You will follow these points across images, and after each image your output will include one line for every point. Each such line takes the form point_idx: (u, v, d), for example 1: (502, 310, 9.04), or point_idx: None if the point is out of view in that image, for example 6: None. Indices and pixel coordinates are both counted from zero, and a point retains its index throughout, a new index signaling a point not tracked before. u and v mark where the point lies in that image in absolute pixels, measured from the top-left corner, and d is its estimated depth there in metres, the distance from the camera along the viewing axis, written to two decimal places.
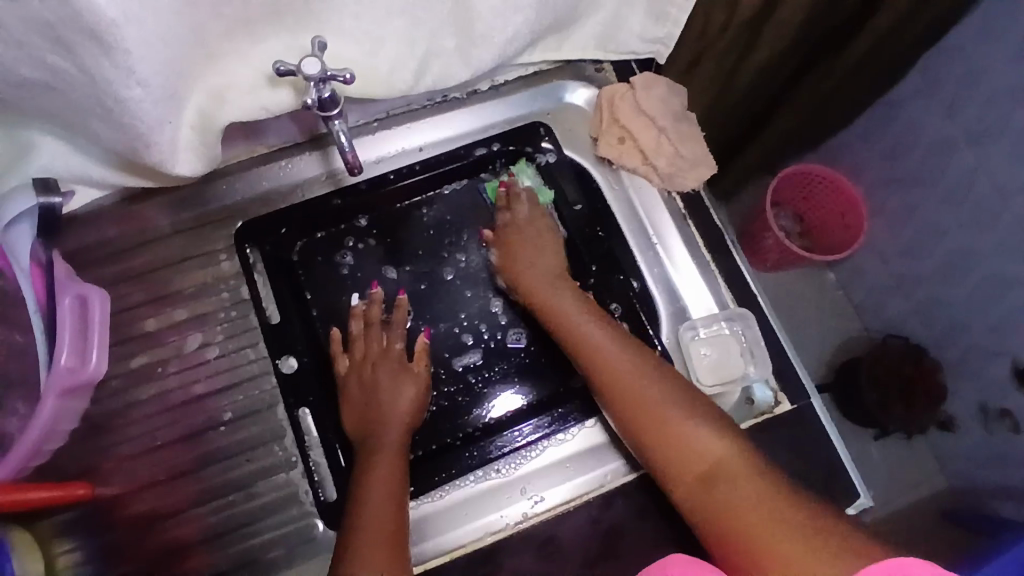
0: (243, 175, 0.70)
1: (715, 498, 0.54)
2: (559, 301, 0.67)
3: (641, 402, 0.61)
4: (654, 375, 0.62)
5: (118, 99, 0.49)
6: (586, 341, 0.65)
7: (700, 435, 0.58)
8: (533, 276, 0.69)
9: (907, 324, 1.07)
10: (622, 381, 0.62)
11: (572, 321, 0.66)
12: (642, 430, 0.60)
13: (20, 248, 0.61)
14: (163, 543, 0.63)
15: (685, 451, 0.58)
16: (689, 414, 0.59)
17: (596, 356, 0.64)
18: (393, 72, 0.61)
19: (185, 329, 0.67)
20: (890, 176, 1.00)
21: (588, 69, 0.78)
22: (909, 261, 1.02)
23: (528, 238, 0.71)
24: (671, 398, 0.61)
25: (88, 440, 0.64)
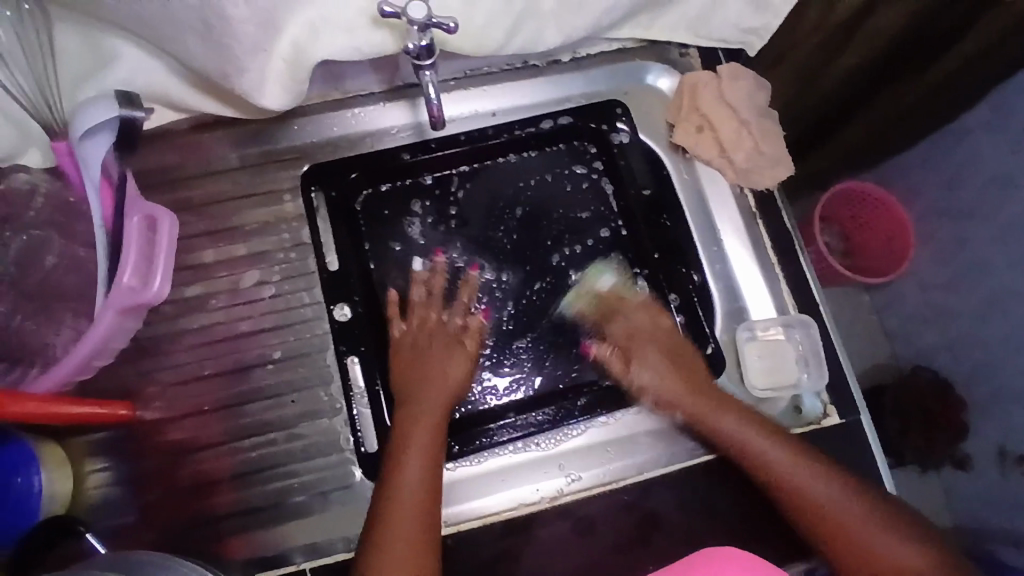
0: (317, 118, 0.70)
1: None
2: (704, 400, 0.64)
3: (812, 503, 0.59)
4: (818, 470, 0.60)
5: (223, 18, 0.50)
6: (751, 440, 0.61)
7: (881, 541, 0.57)
8: (659, 368, 0.65)
9: (937, 358, 1.05)
10: (797, 488, 0.59)
11: (732, 421, 0.63)
12: (811, 528, 0.59)
13: (92, 160, 0.58)
14: (197, 472, 0.63)
15: (867, 560, 0.57)
16: (866, 517, 0.58)
17: (765, 464, 0.61)
18: (487, 28, 0.60)
19: (242, 265, 0.67)
20: (945, 205, 0.97)
21: (673, 53, 0.76)
22: (948, 293, 1.00)
23: (638, 342, 0.66)
24: (841, 502, 0.59)
25: (134, 362, 0.64)
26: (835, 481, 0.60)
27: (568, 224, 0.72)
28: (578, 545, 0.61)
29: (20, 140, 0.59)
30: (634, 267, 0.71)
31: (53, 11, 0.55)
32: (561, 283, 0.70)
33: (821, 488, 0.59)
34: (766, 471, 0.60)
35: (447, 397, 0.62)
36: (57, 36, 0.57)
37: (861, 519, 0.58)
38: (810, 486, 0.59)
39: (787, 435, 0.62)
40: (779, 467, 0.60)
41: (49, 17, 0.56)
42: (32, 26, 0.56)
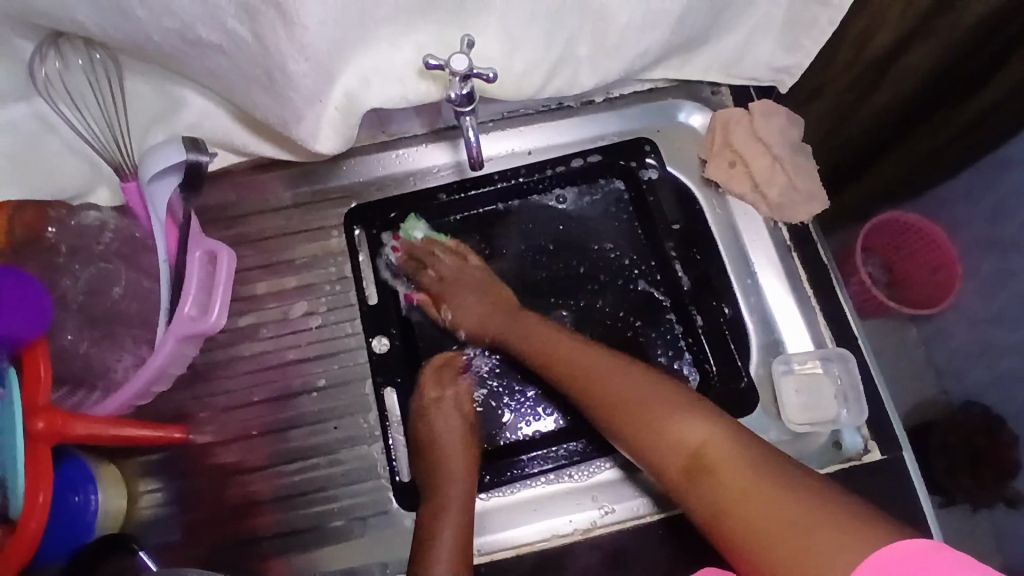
0: (364, 158, 0.73)
1: (715, 491, 0.52)
2: (512, 322, 0.67)
3: (608, 399, 0.60)
4: (625, 371, 0.61)
5: (284, 72, 0.53)
6: (550, 342, 0.65)
7: (678, 421, 0.56)
8: (472, 311, 0.69)
9: (990, 395, 1.01)
10: (589, 382, 0.61)
11: (536, 335, 0.66)
12: (624, 430, 0.59)
13: (159, 201, 0.62)
14: (243, 494, 0.66)
15: (677, 445, 0.55)
16: (663, 400, 0.58)
17: (562, 366, 0.63)
18: (526, 74, 0.63)
19: (291, 296, 0.71)
20: (996, 239, 0.94)
21: (705, 91, 0.78)
22: (1001, 329, 0.97)
23: (451, 289, 0.70)
24: (643, 394, 0.59)
25: (188, 388, 0.68)
26: (629, 378, 0.60)
27: (609, 260, 0.73)
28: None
29: (90, 177, 0.64)
30: (665, 302, 0.72)
31: (123, 61, 0.59)
32: (592, 319, 0.72)
33: (625, 385, 0.60)
34: (566, 373, 0.63)
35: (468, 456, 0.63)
36: (126, 83, 0.61)
37: (668, 407, 0.57)
38: (606, 385, 0.60)
39: (590, 343, 0.64)
40: (578, 367, 0.62)
41: (118, 67, 0.60)
42: (103, 73, 0.60)
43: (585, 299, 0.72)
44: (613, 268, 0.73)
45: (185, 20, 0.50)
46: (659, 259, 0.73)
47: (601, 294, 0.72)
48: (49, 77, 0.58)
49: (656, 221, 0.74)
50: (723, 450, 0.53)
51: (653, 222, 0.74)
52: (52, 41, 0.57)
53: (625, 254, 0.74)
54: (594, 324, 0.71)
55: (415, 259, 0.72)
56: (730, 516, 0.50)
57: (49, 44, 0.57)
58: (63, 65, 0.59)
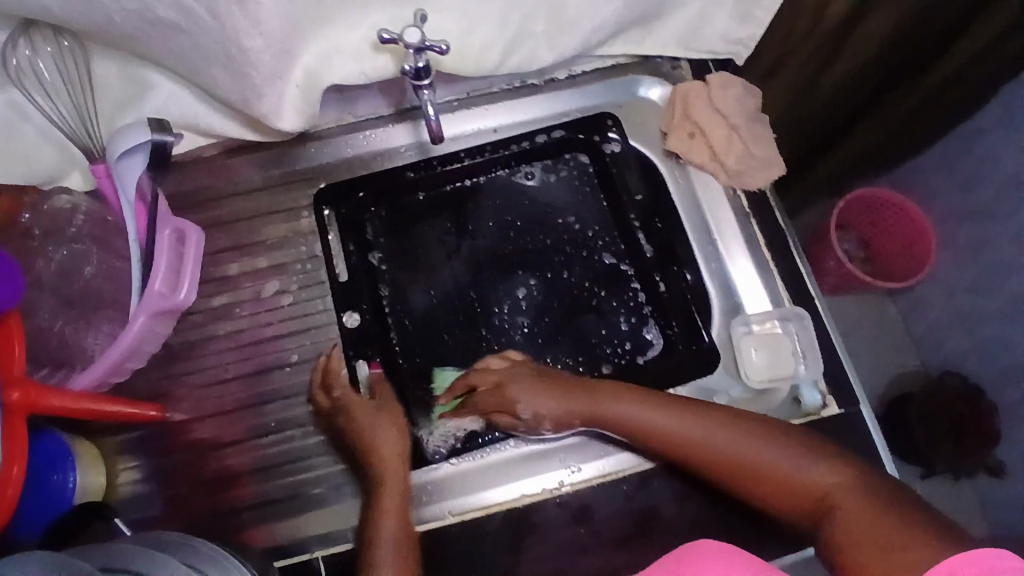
0: (331, 140, 0.75)
1: (836, 535, 0.54)
2: (589, 397, 0.65)
3: (726, 462, 0.60)
4: (729, 426, 0.61)
5: (241, 48, 0.54)
6: (636, 412, 0.63)
7: (795, 467, 0.59)
8: (542, 396, 0.65)
9: (966, 363, 1.03)
10: (702, 452, 0.61)
11: (627, 409, 0.64)
12: (740, 487, 0.60)
13: (128, 181, 0.64)
14: (220, 468, 0.68)
15: (802, 493, 0.58)
16: (776, 450, 0.60)
17: (661, 437, 0.62)
18: (484, 50, 0.65)
19: (263, 276, 0.72)
20: (965, 208, 0.96)
21: (665, 66, 0.79)
22: (974, 297, 0.98)
23: (508, 391, 0.66)
24: (752, 447, 0.60)
25: (164, 367, 0.70)
26: (733, 433, 0.61)
27: (574, 230, 0.75)
28: (578, 535, 0.63)
29: (63, 162, 0.66)
30: (630, 271, 0.74)
31: (90, 46, 0.62)
32: (559, 290, 0.73)
33: (737, 445, 0.60)
34: (673, 447, 0.62)
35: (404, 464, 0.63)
36: (95, 67, 0.63)
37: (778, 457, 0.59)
38: (720, 449, 0.61)
39: (682, 405, 0.63)
40: (675, 435, 0.62)
41: (87, 53, 0.62)
42: (72, 60, 0.62)
43: (552, 270, 0.74)
44: (579, 239, 0.75)
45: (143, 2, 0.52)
46: (624, 229, 0.75)
47: (566, 266, 0.74)
48: (21, 65, 0.60)
49: (619, 193, 0.76)
50: (846, 497, 0.56)
51: (618, 193, 0.76)
52: (22, 28, 0.59)
53: (589, 226, 0.76)
54: (560, 294, 0.73)
55: (462, 384, 0.68)
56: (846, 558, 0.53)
57: (20, 32, 0.59)
58: (34, 54, 0.60)
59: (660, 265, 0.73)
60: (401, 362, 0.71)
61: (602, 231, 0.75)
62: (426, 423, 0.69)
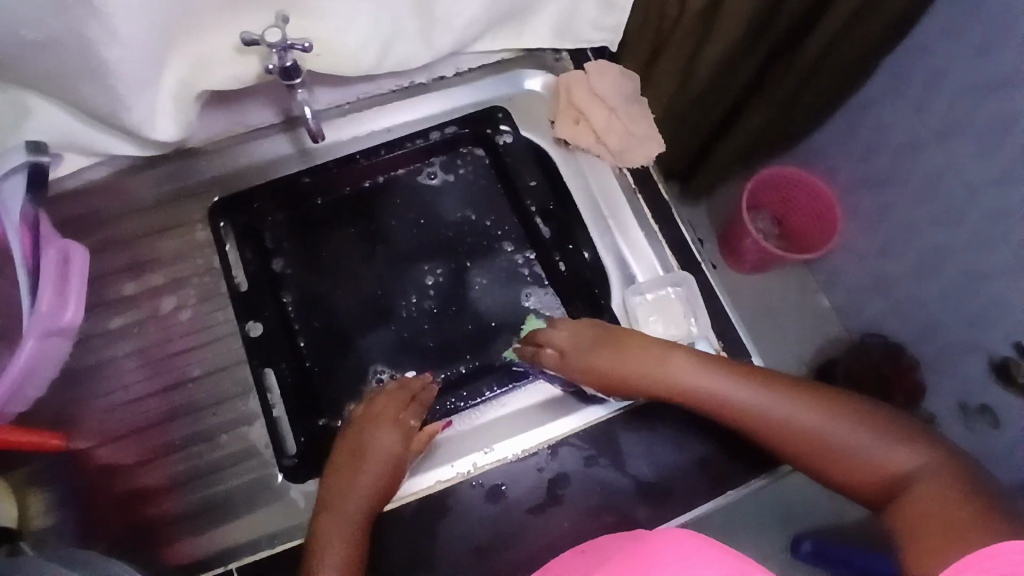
0: (222, 151, 0.75)
1: (903, 506, 0.57)
2: (721, 369, 0.66)
3: (798, 435, 0.62)
4: (815, 407, 0.63)
5: (101, 61, 0.56)
6: (717, 389, 0.65)
7: (862, 447, 0.61)
8: (610, 359, 0.67)
9: (884, 324, 1.06)
10: (774, 425, 0.63)
11: (701, 376, 0.65)
12: (807, 459, 0.62)
13: (10, 205, 0.65)
14: (130, 490, 0.66)
15: (872, 469, 0.60)
16: (851, 432, 0.62)
17: (754, 412, 0.64)
18: (358, 52, 0.67)
19: (162, 292, 0.72)
20: (863, 176, 0.99)
21: (549, 58, 0.82)
22: (884, 261, 1.02)
23: (577, 355, 0.68)
24: (829, 424, 0.62)
25: (63, 394, 0.68)
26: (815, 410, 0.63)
27: (471, 220, 0.77)
28: (493, 513, 0.65)
29: None
30: (533, 256, 0.76)
31: None
32: (460, 279, 0.75)
33: (810, 420, 0.62)
34: (742, 415, 0.64)
35: (376, 489, 0.63)
36: None
37: (845, 436, 0.62)
38: (794, 421, 0.63)
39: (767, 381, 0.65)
40: (757, 408, 0.64)
41: None
42: None
43: (456, 261, 0.75)
44: (479, 228, 0.77)
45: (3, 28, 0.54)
46: (522, 216, 0.77)
47: (470, 257, 0.76)
48: None
49: (515, 181, 0.78)
50: (921, 475, 0.58)
51: (512, 181, 0.78)
52: None
53: (487, 216, 0.78)
54: (464, 283, 0.75)
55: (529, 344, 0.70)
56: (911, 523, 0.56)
57: None
58: None
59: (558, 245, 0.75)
60: (309, 364, 0.71)
61: (498, 218, 0.78)
62: (338, 420, 0.70)
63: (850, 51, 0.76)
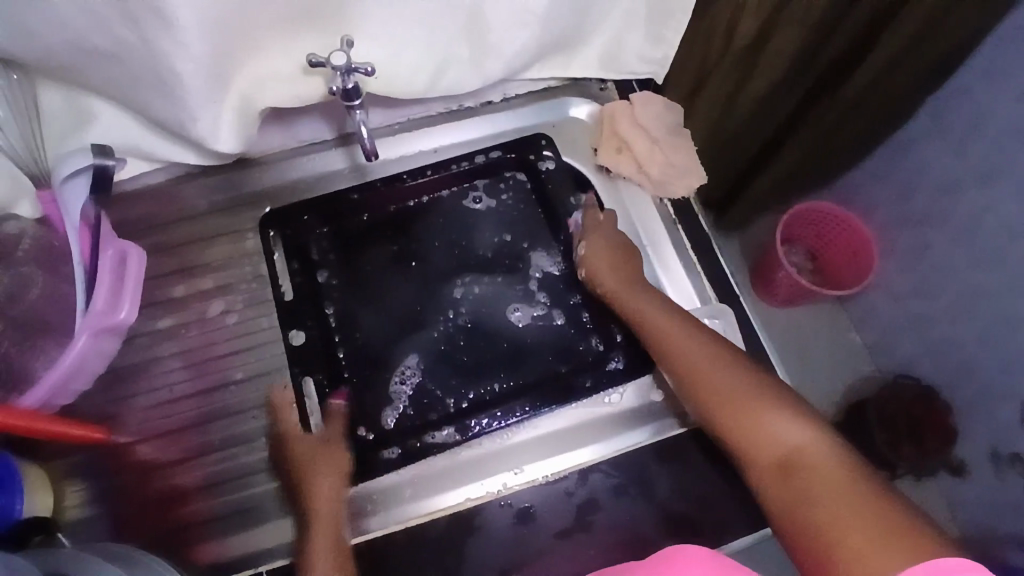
0: (275, 163, 0.78)
1: (797, 491, 0.55)
2: (672, 322, 0.68)
3: (716, 391, 0.63)
4: (745, 375, 0.63)
5: (172, 70, 0.58)
6: (672, 333, 0.67)
7: (782, 422, 0.59)
8: (601, 260, 0.72)
9: (918, 366, 1.04)
10: (700, 375, 0.64)
11: (658, 317, 0.69)
12: (725, 420, 0.62)
13: (73, 206, 0.67)
14: (165, 487, 0.68)
15: (774, 444, 0.58)
16: (765, 404, 0.61)
17: (687, 361, 0.66)
18: (411, 76, 0.69)
19: (209, 296, 0.74)
20: (900, 216, 0.99)
21: (593, 88, 0.84)
22: (920, 302, 1.01)
23: (603, 233, 0.74)
24: (752, 391, 0.62)
25: (109, 389, 0.70)
26: (746, 378, 0.63)
27: (510, 243, 0.78)
28: (519, 535, 0.65)
29: (11, 192, 0.66)
30: (573, 282, 0.76)
31: (38, 79, 0.65)
32: (500, 296, 0.75)
33: (733, 384, 0.63)
34: (674, 361, 0.66)
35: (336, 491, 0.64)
36: (41, 98, 0.66)
37: (762, 406, 0.61)
38: (721, 380, 0.63)
39: (710, 343, 0.66)
40: (691, 358, 0.65)
41: (35, 86, 0.66)
42: (20, 93, 0.66)
43: (494, 280, 0.76)
44: (521, 252, 0.77)
45: (78, 32, 0.56)
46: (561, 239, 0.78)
47: (510, 276, 0.76)
48: None
49: (559, 204, 0.79)
50: (824, 460, 0.56)
51: (556, 204, 0.79)
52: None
53: (526, 240, 0.78)
54: (500, 304, 0.75)
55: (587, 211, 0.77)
56: (806, 508, 0.53)
57: None
58: None
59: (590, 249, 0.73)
60: (343, 378, 0.71)
61: (536, 241, 0.78)
62: (372, 434, 0.69)
63: (895, 89, 0.76)
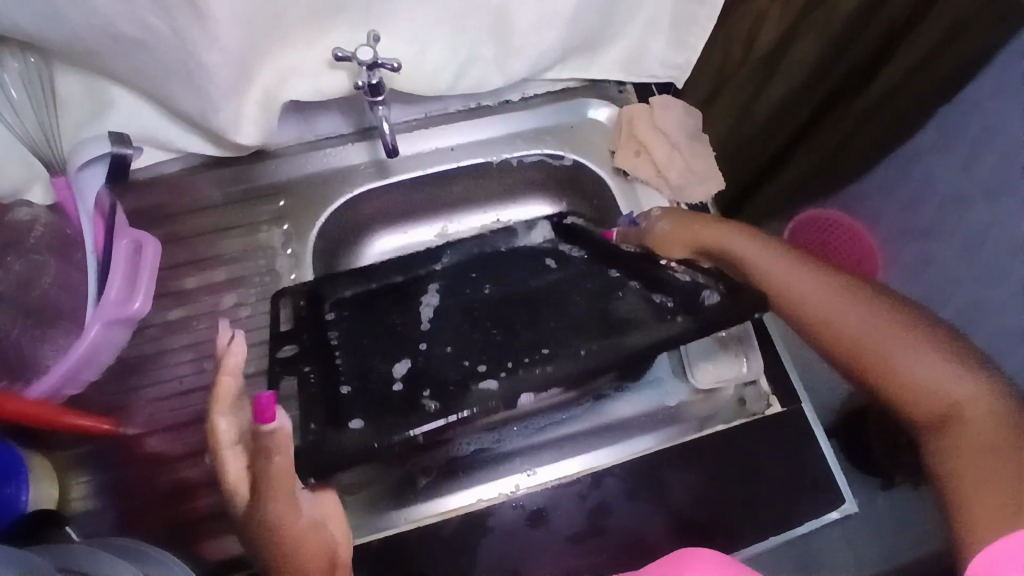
0: (291, 157, 0.77)
1: (957, 443, 0.55)
2: (788, 265, 0.64)
3: (854, 339, 0.60)
4: (880, 317, 0.60)
5: (200, 63, 0.58)
6: (795, 278, 0.63)
7: (930, 369, 0.58)
8: (682, 229, 0.72)
9: None
10: (832, 322, 0.61)
11: (774, 263, 0.64)
12: (864, 369, 0.60)
13: (87, 190, 0.67)
14: (174, 481, 0.67)
15: (924, 393, 0.57)
16: (908, 347, 0.58)
17: (815, 310, 0.61)
18: (435, 73, 0.69)
19: (221, 289, 0.73)
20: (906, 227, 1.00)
21: (612, 90, 0.83)
22: None
23: (671, 216, 0.74)
24: (895, 332, 0.59)
25: (118, 381, 0.70)
26: (884, 317, 0.60)
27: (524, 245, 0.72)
28: (532, 537, 0.64)
29: (24, 178, 0.66)
30: (604, 266, 0.67)
31: (55, 62, 0.63)
32: (527, 274, 0.66)
33: (869, 327, 0.60)
34: (802, 310, 0.62)
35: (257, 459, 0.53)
36: (59, 84, 0.64)
37: (907, 351, 0.58)
38: (856, 325, 0.60)
39: (836, 279, 0.63)
40: (820, 306, 0.61)
41: (52, 70, 0.64)
42: (38, 76, 0.64)
43: (513, 264, 0.69)
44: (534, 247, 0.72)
45: (106, 17, 0.54)
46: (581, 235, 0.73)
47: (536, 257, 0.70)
48: None
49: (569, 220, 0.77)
50: (984, 411, 0.55)
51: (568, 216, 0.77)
52: None
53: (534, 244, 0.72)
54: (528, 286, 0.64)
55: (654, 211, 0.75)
56: (961, 466, 0.54)
57: None
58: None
59: (654, 230, 0.73)
60: (340, 380, 0.58)
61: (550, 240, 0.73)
62: (365, 425, 0.53)
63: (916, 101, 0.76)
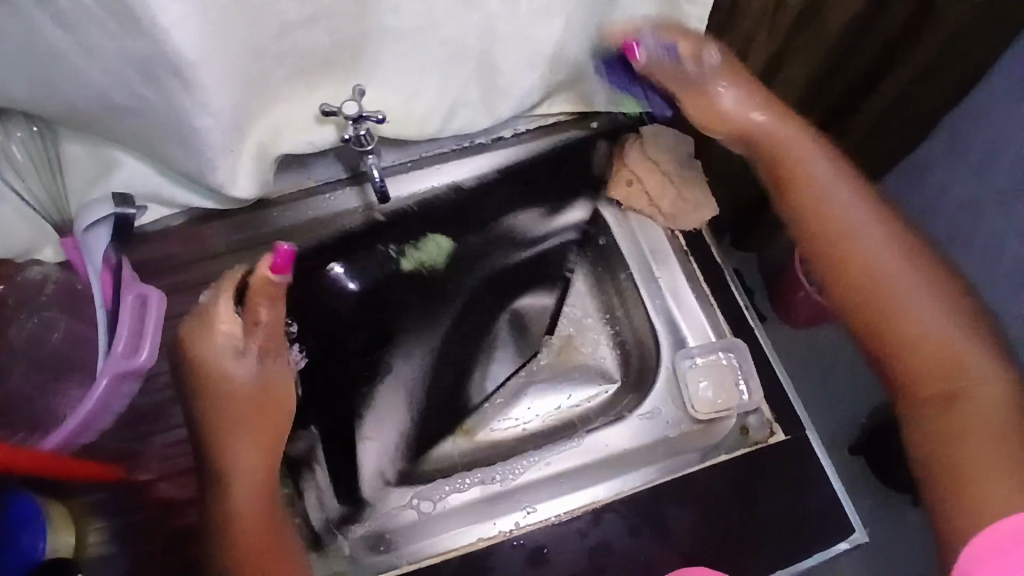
0: (290, 204, 0.78)
1: (956, 418, 0.60)
2: (825, 190, 0.68)
3: (876, 273, 0.65)
4: (907, 263, 0.65)
5: (192, 127, 0.60)
6: (831, 202, 0.68)
7: (946, 332, 0.62)
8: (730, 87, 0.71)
9: None
10: (856, 253, 0.66)
11: (823, 182, 0.68)
12: (870, 303, 0.65)
13: (94, 249, 0.69)
14: (184, 525, 0.69)
15: (935, 351, 0.62)
16: (920, 297, 0.63)
17: (847, 234, 0.66)
18: (425, 116, 0.70)
19: None
20: None
21: (606, 119, 0.81)
22: None
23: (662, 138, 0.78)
24: (919, 284, 0.64)
25: (129, 429, 0.72)
26: (903, 261, 0.65)
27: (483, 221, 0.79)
28: None
29: (34, 239, 0.69)
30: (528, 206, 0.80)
31: (59, 133, 0.67)
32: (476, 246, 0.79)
33: (889, 267, 0.65)
34: (821, 229, 0.67)
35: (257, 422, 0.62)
36: (64, 151, 0.68)
37: (933, 307, 0.63)
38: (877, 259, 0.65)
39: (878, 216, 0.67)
40: (852, 230, 0.66)
41: (57, 137, 0.68)
42: (43, 144, 0.68)
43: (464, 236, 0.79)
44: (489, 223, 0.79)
45: (99, 89, 0.57)
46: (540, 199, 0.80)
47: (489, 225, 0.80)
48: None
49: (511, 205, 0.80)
50: (998, 387, 0.60)
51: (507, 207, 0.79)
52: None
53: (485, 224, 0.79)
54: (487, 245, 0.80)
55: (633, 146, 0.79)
56: (948, 433, 0.60)
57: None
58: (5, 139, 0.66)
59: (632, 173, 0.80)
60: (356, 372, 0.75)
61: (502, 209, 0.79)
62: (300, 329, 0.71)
63: None
